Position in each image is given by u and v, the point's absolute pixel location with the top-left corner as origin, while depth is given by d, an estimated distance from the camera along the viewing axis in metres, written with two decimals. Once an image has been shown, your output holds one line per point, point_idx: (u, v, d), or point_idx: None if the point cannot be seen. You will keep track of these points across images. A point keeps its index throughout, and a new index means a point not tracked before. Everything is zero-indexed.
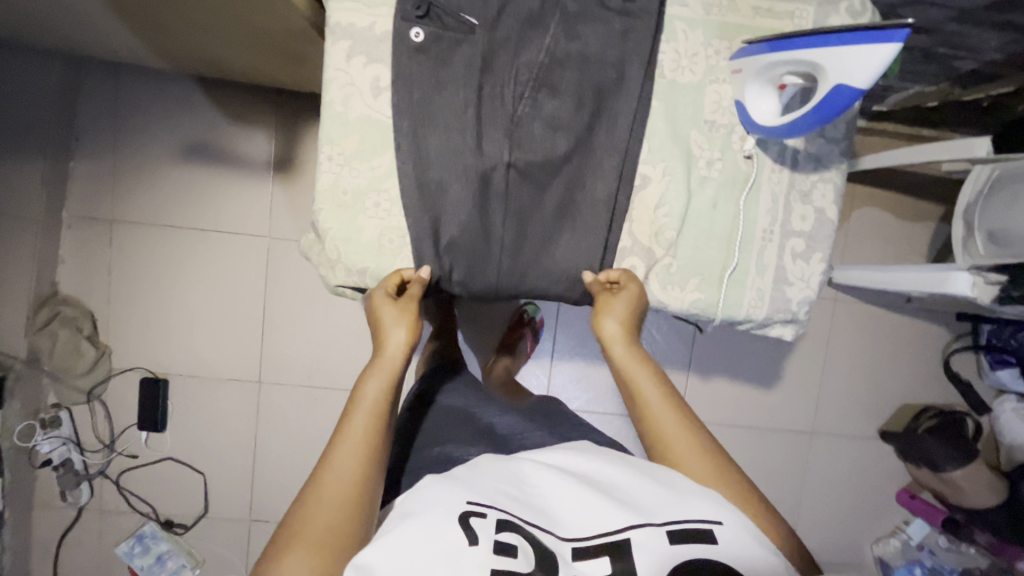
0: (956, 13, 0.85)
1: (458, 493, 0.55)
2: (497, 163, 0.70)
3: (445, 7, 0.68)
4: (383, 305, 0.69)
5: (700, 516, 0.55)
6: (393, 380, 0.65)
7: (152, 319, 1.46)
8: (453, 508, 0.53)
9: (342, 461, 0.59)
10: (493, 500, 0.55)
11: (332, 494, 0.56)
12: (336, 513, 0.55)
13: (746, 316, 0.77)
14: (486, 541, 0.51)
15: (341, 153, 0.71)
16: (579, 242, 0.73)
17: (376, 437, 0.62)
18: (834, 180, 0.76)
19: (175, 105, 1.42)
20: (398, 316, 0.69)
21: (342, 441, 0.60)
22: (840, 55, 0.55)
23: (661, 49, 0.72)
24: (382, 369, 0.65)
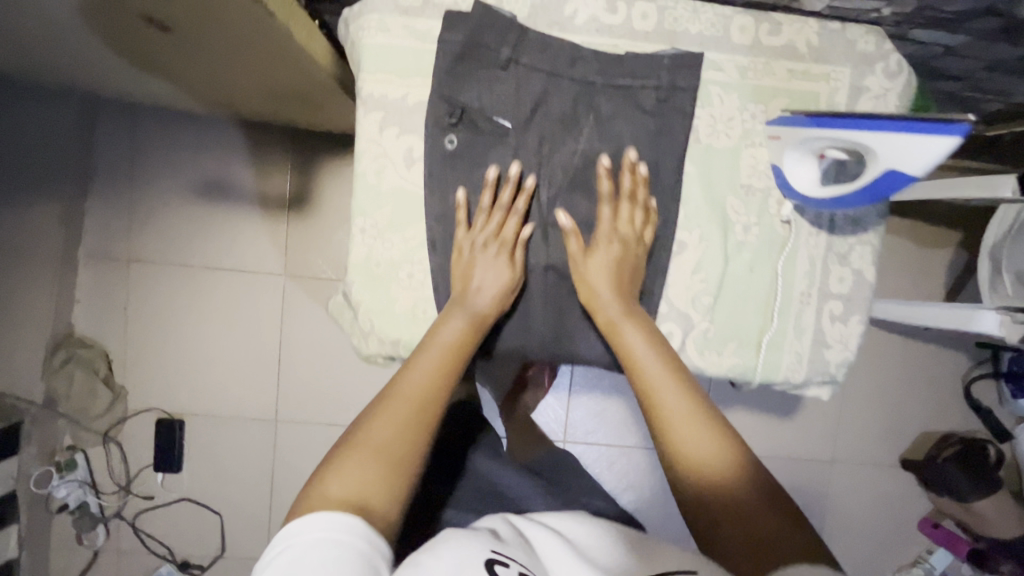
0: (989, 64, 0.84)
1: (481, 541, 0.55)
2: (531, 260, 0.70)
3: (477, 109, 0.67)
4: (477, 244, 0.69)
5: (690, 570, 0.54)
6: (473, 324, 0.66)
7: (166, 358, 1.45)
8: (476, 554, 0.53)
9: (408, 387, 0.61)
10: (514, 556, 0.55)
11: (394, 417, 0.59)
12: (397, 440, 0.58)
13: (784, 379, 0.76)
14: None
15: (374, 224, 0.70)
16: None
17: (446, 377, 0.62)
18: (872, 241, 0.75)
19: (189, 142, 1.41)
20: (494, 261, 0.68)
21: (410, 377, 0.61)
22: (893, 141, 0.54)
23: (696, 114, 0.71)
24: (465, 314, 0.66)
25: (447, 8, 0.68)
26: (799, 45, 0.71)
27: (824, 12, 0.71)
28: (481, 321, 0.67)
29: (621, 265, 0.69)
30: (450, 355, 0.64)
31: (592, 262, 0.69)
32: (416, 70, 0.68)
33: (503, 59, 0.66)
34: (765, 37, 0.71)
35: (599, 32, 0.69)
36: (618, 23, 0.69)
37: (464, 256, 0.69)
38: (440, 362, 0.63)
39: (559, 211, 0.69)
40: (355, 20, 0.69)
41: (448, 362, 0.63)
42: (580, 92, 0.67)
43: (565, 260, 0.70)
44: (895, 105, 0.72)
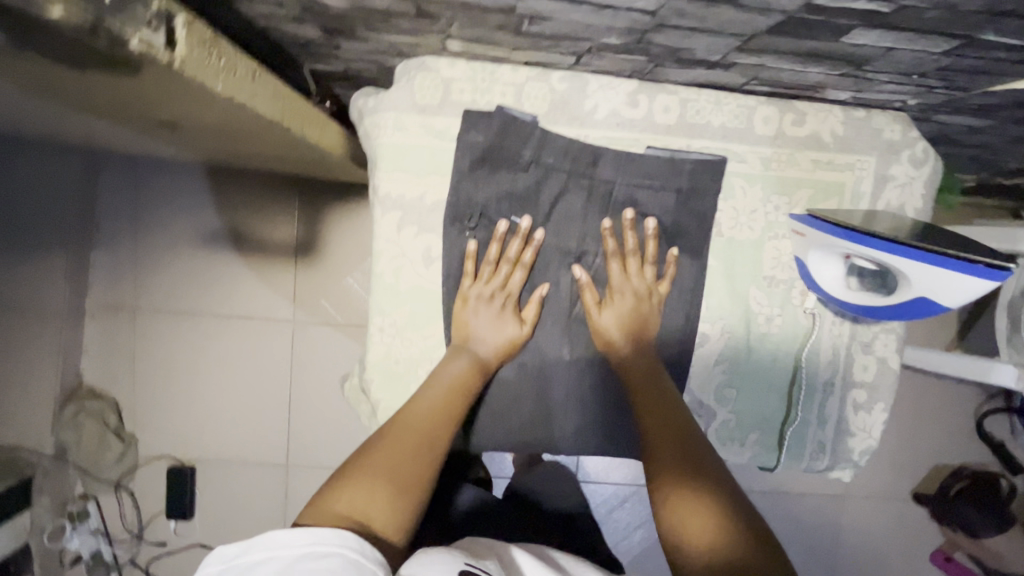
0: (1013, 139, 0.82)
1: (454, 554, 0.47)
2: (552, 357, 0.69)
3: (496, 210, 0.67)
4: (479, 303, 0.67)
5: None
6: (477, 364, 0.65)
7: (176, 407, 1.44)
8: (450, 566, 0.45)
9: (416, 415, 0.59)
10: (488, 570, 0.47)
11: (402, 440, 0.56)
12: (405, 463, 0.55)
13: (806, 466, 0.76)
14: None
15: (393, 323, 0.69)
16: None
17: (453, 412, 0.61)
18: (896, 329, 0.74)
19: (196, 191, 1.40)
20: (496, 315, 0.67)
21: (416, 406, 0.60)
22: (936, 279, 0.56)
23: (719, 207, 0.70)
24: (470, 355, 0.66)
25: (465, 107, 0.67)
26: (823, 136, 0.70)
27: (848, 102, 0.70)
28: (483, 368, 0.66)
29: (639, 312, 0.68)
30: (456, 392, 0.62)
31: (605, 314, 0.68)
32: (433, 169, 0.67)
33: (523, 162, 0.65)
34: (790, 127, 0.69)
35: (619, 127, 0.68)
36: (639, 117, 0.68)
37: (466, 306, 0.68)
38: (445, 395, 0.62)
39: (576, 266, 0.68)
40: (370, 117, 0.68)
41: (454, 395, 0.62)
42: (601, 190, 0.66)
43: (587, 356, 0.69)
44: (920, 193, 0.71)
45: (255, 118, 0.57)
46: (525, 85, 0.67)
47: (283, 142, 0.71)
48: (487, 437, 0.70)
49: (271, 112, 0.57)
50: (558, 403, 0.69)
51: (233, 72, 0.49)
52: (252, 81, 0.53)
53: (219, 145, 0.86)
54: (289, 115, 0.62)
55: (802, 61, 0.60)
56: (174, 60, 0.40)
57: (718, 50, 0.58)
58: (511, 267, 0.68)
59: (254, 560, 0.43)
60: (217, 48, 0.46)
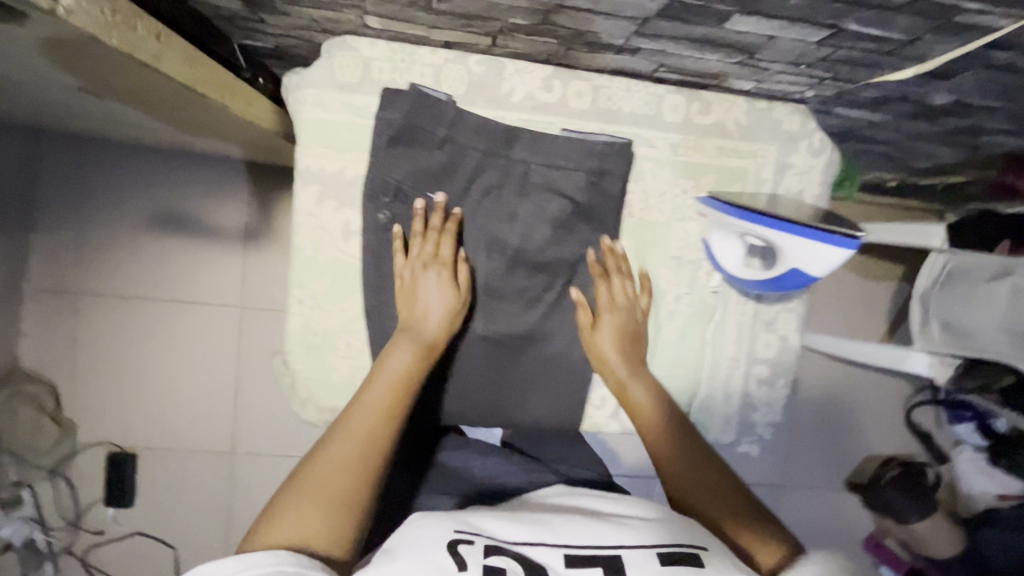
0: (913, 135, 0.88)
1: (445, 521, 0.51)
2: (467, 331, 0.71)
3: (412, 185, 0.68)
4: (422, 282, 0.67)
5: (674, 540, 0.51)
6: (418, 357, 0.63)
7: (122, 394, 1.42)
8: (440, 536, 0.49)
9: (355, 420, 0.57)
10: (481, 528, 0.51)
11: (339, 451, 0.55)
12: (346, 473, 0.54)
13: (714, 440, 0.80)
14: (476, 563, 0.46)
15: (312, 296, 0.70)
16: (551, 379, 0.74)
17: (393, 411, 0.59)
18: (797, 309, 0.78)
19: (148, 174, 1.38)
20: (437, 293, 0.67)
21: (355, 411, 0.57)
22: (808, 250, 0.64)
23: (630, 189, 0.73)
24: (411, 344, 0.64)
25: (384, 85, 0.69)
26: (728, 124, 0.74)
27: (751, 93, 0.74)
28: (427, 353, 0.64)
29: (625, 328, 0.73)
30: (395, 388, 0.60)
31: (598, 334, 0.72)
32: (352, 144, 0.69)
33: (438, 139, 0.67)
34: (696, 115, 0.74)
35: (534, 109, 0.71)
36: (553, 101, 0.71)
37: (405, 282, 0.68)
38: (385, 394, 0.59)
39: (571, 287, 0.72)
40: (292, 92, 0.69)
41: (394, 392, 0.60)
42: (514, 168, 0.69)
43: (502, 330, 0.71)
44: (817, 180, 0.76)
45: (166, 82, 0.58)
46: (443, 66, 0.69)
47: (206, 112, 0.72)
48: None
49: (183, 78, 0.58)
50: (473, 375, 0.72)
51: (133, 30, 0.49)
52: (156, 43, 0.53)
53: (150, 121, 0.86)
54: (206, 83, 0.63)
55: (698, 49, 0.64)
56: (57, 8, 0.40)
57: (619, 34, 0.61)
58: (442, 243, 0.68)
59: None
60: (114, 6, 0.46)
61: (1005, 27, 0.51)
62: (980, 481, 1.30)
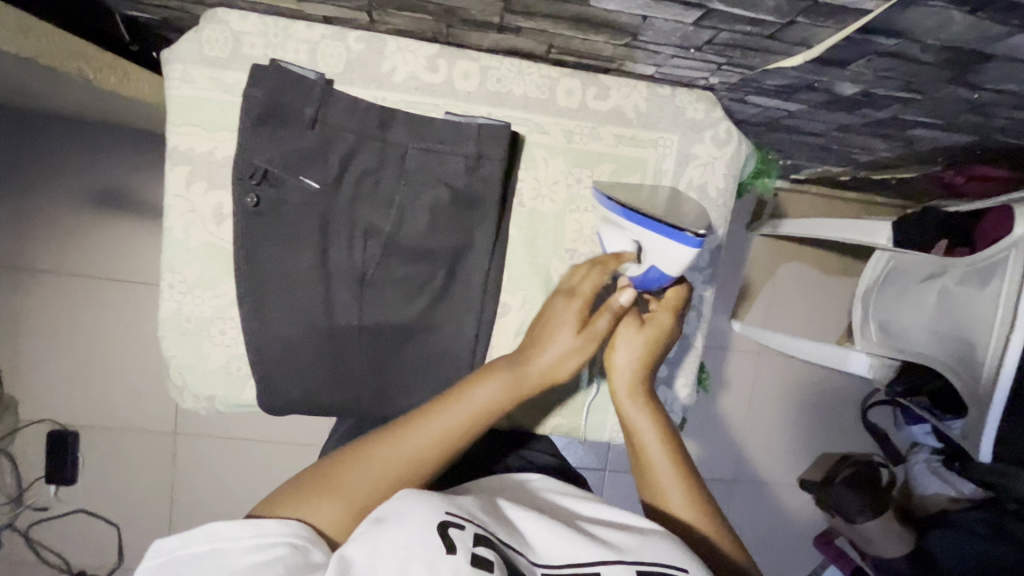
0: (839, 126, 0.83)
1: (436, 499, 0.44)
2: (341, 323, 0.68)
3: (280, 167, 0.64)
4: (562, 311, 0.61)
5: (668, 562, 0.44)
6: (511, 392, 0.56)
7: (62, 372, 1.40)
8: (428, 514, 0.42)
9: (414, 437, 0.52)
10: (473, 512, 0.44)
11: (388, 461, 0.50)
12: (374, 483, 0.49)
13: (609, 438, 0.79)
14: (464, 552, 0.40)
15: (183, 281, 0.68)
16: (433, 375, 0.71)
17: (455, 442, 0.53)
18: (697, 307, 0.76)
19: (87, 148, 1.33)
20: (569, 326, 0.59)
21: (418, 424, 0.52)
22: (662, 248, 0.60)
23: (520, 177, 0.70)
24: (508, 375, 0.56)
25: (256, 62, 0.65)
26: (626, 110, 0.70)
27: (652, 77, 0.70)
28: (519, 390, 0.57)
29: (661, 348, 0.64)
30: (457, 420, 0.53)
31: (635, 335, 0.63)
32: (222, 124, 0.66)
33: (307, 119, 0.64)
34: (593, 100, 0.70)
35: (418, 91, 0.67)
36: (438, 82, 0.67)
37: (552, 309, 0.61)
38: (449, 424, 0.53)
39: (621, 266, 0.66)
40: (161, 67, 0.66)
41: (466, 425, 0.54)
42: (391, 152, 0.66)
43: (380, 322, 0.69)
44: (722, 172, 0.72)
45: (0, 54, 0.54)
46: (319, 42, 0.65)
47: (75, 86, 0.69)
48: (279, 398, 0.69)
49: (21, 49, 0.55)
50: (350, 367, 0.69)
51: None
52: None
53: (40, 95, 0.83)
54: (55, 56, 0.59)
55: (578, 28, 0.60)
56: None
57: (489, 11, 0.57)
58: (588, 279, 0.62)
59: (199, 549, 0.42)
60: None
61: (874, 10, 0.47)
62: (936, 482, 1.28)
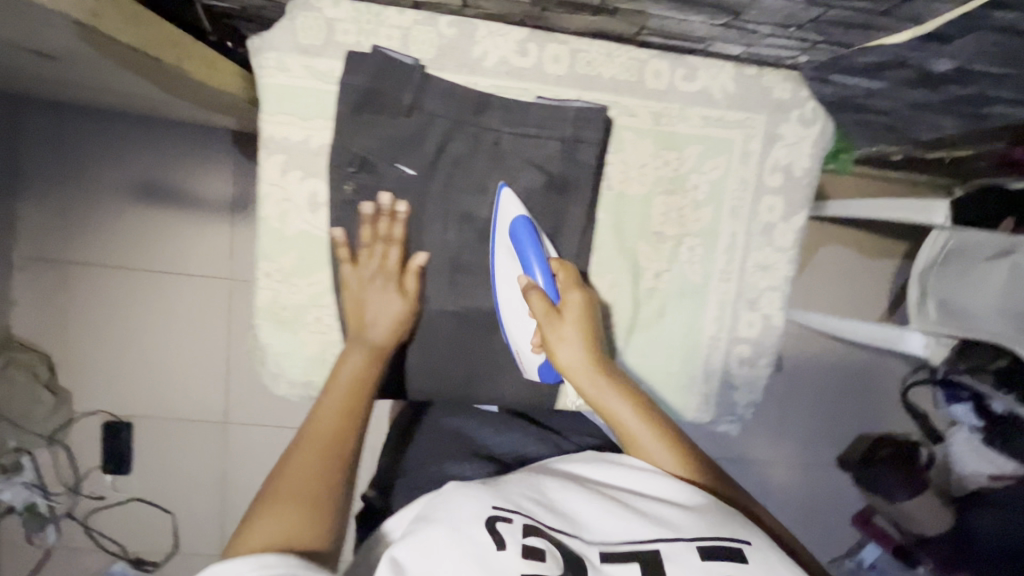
0: (914, 104, 0.82)
1: (481, 493, 0.42)
2: (436, 308, 0.70)
3: (379, 155, 0.65)
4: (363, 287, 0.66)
5: (726, 534, 0.41)
6: (373, 361, 0.61)
7: (107, 376, 1.26)
8: (477, 510, 0.40)
9: (314, 435, 0.51)
10: (521, 507, 0.42)
11: (299, 460, 0.49)
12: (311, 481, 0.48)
13: (692, 419, 0.79)
14: (514, 545, 0.38)
15: (280, 269, 0.69)
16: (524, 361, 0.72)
17: (351, 416, 0.54)
18: (781, 288, 0.76)
19: (117, 131, 1.20)
20: (380, 292, 0.66)
21: (312, 423, 0.53)
22: (503, 209, 0.66)
23: (609, 160, 0.70)
24: (361, 350, 0.62)
25: (349, 49, 0.65)
26: (714, 92, 0.70)
27: (740, 58, 0.70)
28: (379, 354, 0.62)
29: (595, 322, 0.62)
30: (349, 395, 0.56)
31: (563, 324, 0.60)
32: (318, 113, 0.66)
33: (405, 107, 0.64)
34: (680, 82, 0.69)
35: (509, 75, 0.67)
36: (529, 66, 0.67)
37: (351, 292, 0.66)
38: (344, 399, 0.55)
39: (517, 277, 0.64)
40: (253, 56, 0.66)
41: (356, 397, 0.56)
42: (485, 138, 0.66)
43: (473, 307, 0.70)
44: (808, 153, 0.72)
45: (109, 41, 0.53)
46: (411, 28, 0.65)
47: (164, 79, 0.68)
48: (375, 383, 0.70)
49: (129, 37, 0.54)
50: (442, 351, 0.71)
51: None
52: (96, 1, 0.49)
53: (116, 89, 0.82)
54: (157, 45, 0.58)
55: (682, 9, 0.59)
56: None
57: None
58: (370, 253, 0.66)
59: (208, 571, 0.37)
60: None
61: None
62: (975, 463, 1.07)
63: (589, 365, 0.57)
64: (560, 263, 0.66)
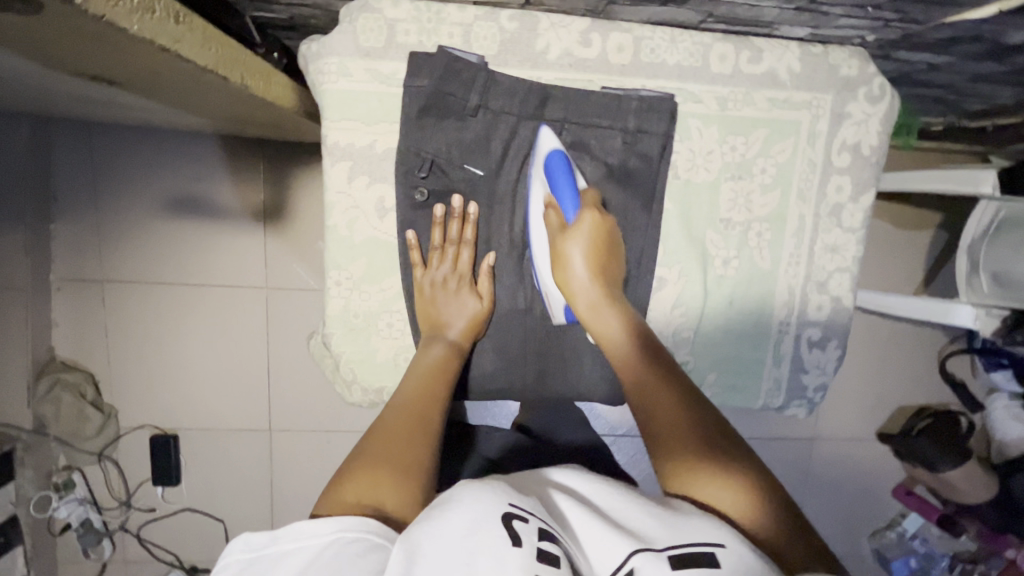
0: (974, 75, 0.80)
1: (497, 489, 0.41)
2: (507, 306, 0.70)
3: (447, 158, 0.65)
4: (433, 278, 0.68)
5: (707, 539, 0.39)
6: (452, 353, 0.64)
7: (149, 403, 1.19)
8: (485, 507, 0.38)
9: (394, 406, 0.54)
10: (535, 506, 0.40)
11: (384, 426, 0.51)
12: (404, 446, 0.49)
13: (762, 404, 0.78)
14: (531, 546, 0.36)
15: (350, 277, 0.69)
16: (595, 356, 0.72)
17: (432, 396, 0.57)
18: (850, 269, 0.75)
19: (147, 144, 1.11)
20: (451, 293, 0.68)
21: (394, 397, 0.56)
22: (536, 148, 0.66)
23: (675, 149, 0.69)
24: (440, 344, 0.65)
25: (411, 50, 0.64)
26: (780, 73, 0.69)
27: (804, 38, 0.68)
28: (457, 351, 0.65)
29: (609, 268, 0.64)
30: (434, 374, 0.60)
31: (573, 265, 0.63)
32: (382, 117, 0.65)
33: (471, 106, 0.64)
34: (745, 65, 0.68)
35: (572, 68, 0.66)
36: (592, 58, 0.66)
37: (425, 296, 0.68)
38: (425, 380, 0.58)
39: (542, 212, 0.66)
40: (314, 61, 0.65)
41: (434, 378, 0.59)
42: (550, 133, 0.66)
43: (543, 303, 0.71)
44: (875, 130, 0.71)
45: (185, 65, 0.53)
46: (473, 25, 0.64)
47: (224, 93, 0.67)
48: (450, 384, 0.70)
49: (203, 59, 0.53)
50: (517, 351, 0.71)
51: (155, 13, 0.45)
52: (176, 25, 0.48)
53: (163, 105, 0.79)
54: (225, 62, 0.58)
55: None
56: None
57: None
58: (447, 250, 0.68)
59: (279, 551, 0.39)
60: None
61: None
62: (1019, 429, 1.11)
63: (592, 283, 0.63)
64: (592, 192, 0.66)
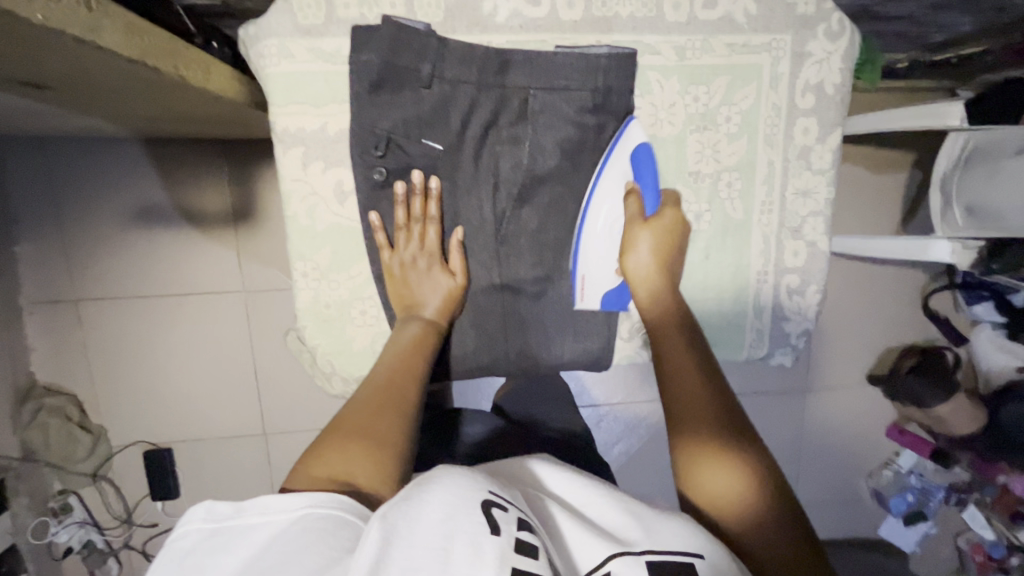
0: (932, 6, 0.79)
1: (477, 478, 0.41)
2: (481, 282, 0.70)
3: (403, 134, 0.63)
4: (405, 256, 0.67)
5: (686, 548, 0.40)
6: (428, 329, 0.65)
7: (134, 418, 1.17)
8: (470, 493, 0.39)
9: (370, 386, 0.57)
10: (514, 499, 0.41)
11: (360, 404, 0.54)
12: (377, 426, 0.52)
13: (747, 355, 0.78)
14: (510, 534, 0.36)
15: (316, 267, 0.67)
16: (581, 340, 0.73)
17: (407, 376, 0.59)
18: (825, 212, 0.74)
19: (97, 154, 1.07)
20: (423, 273, 0.67)
21: (373, 378, 0.58)
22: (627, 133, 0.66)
23: (636, 104, 0.68)
24: (417, 322, 0.65)
25: (353, 24, 0.62)
26: (736, 16, 0.67)
27: None
28: (433, 329, 0.66)
29: (673, 246, 0.68)
30: (409, 356, 0.61)
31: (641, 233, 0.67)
32: (331, 98, 0.63)
33: (425, 78, 0.61)
34: (700, 11, 0.66)
35: (522, 29, 0.64)
36: (542, 17, 0.64)
37: (395, 278, 0.67)
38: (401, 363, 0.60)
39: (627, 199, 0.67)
40: (253, 46, 0.62)
41: (412, 356, 0.61)
42: (507, 98, 0.64)
43: (516, 277, 0.70)
44: (839, 67, 0.69)
45: (109, 59, 0.50)
46: None
47: (165, 89, 0.63)
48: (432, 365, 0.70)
49: (127, 49, 0.50)
50: (495, 325, 0.71)
51: (61, 4, 0.42)
52: (89, 14, 0.45)
53: (105, 110, 0.75)
54: (153, 52, 0.54)
55: None
56: None
57: None
58: (415, 224, 0.66)
59: (246, 525, 0.40)
60: None
61: None
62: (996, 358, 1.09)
63: (654, 271, 0.66)
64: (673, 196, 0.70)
